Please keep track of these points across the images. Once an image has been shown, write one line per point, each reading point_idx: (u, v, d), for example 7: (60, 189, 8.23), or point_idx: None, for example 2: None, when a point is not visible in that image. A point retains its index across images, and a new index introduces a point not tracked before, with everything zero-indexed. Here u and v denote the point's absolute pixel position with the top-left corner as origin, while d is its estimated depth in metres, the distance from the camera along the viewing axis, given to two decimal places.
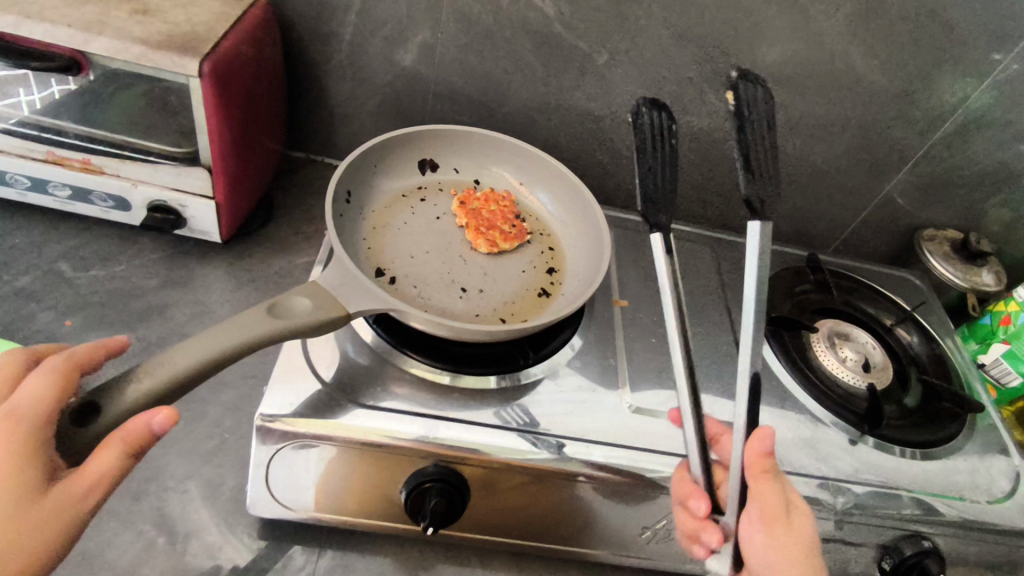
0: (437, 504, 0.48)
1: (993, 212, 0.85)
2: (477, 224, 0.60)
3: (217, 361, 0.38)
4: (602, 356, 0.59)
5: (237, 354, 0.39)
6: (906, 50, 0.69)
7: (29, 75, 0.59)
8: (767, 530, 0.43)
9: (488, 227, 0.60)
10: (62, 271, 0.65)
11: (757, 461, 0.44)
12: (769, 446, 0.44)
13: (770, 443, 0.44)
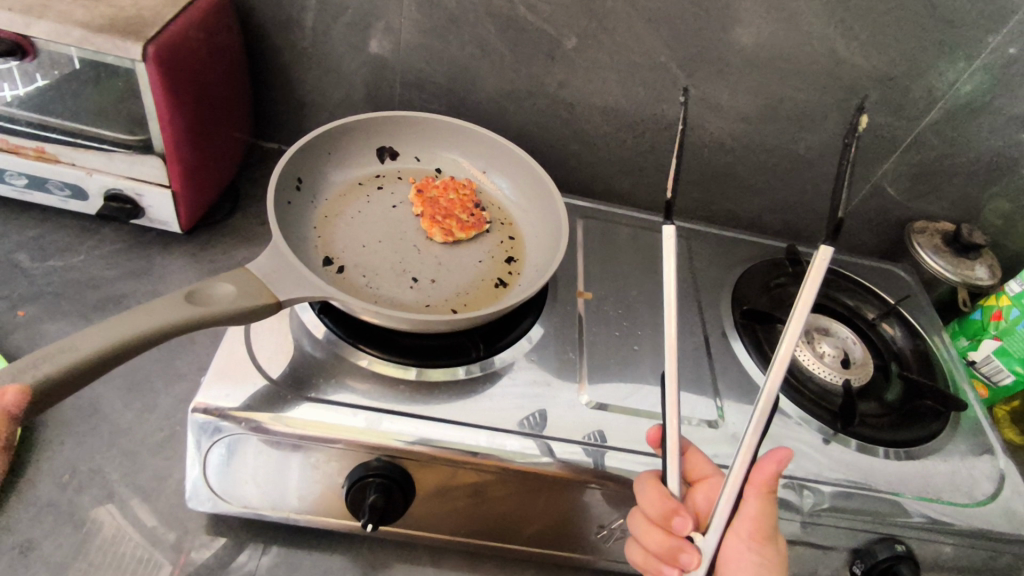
0: (375, 500, 0.46)
1: (986, 202, 0.82)
2: (433, 213, 0.58)
3: (131, 347, 0.36)
4: (560, 351, 0.57)
5: (152, 341, 0.37)
6: (887, 32, 0.66)
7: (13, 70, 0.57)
8: (759, 548, 0.42)
9: (444, 216, 0.58)
10: (19, 261, 0.64)
11: (763, 483, 0.41)
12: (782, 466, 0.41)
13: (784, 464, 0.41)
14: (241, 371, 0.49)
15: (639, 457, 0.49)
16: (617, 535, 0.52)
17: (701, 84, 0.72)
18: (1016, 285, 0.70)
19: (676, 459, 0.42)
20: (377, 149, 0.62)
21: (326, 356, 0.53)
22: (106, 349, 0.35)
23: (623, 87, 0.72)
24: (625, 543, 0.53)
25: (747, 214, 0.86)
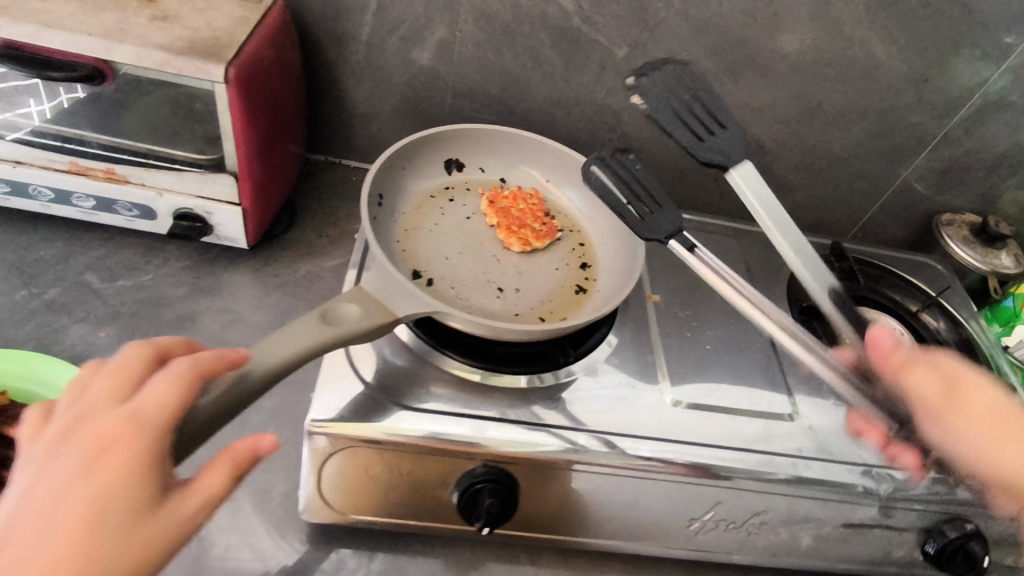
0: (490, 503, 0.48)
1: (1009, 195, 0.86)
2: (508, 223, 0.60)
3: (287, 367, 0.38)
4: (640, 354, 0.60)
5: (303, 360, 0.39)
6: (925, 36, 0.69)
7: (39, 85, 0.59)
8: (955, 419, 0.46)
9: (519, 225, 0.60)
10: (90, 282, 0.64)
11: (885, 357, 0.49)
12: (892, 341, 0.49)
13: (892, 339, 0.49)
14: (341, 379, 0.51)
15: (725, 453, 0.53)
16: (708, 526, 0.54)
17: (745, 89, 0.74)
18: None
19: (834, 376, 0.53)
20: (445, 161, 0.63)
21: (408, 364, 0.55)
22: (278, 365, 0.38)
23: None
24: (716, 534, 0.55)
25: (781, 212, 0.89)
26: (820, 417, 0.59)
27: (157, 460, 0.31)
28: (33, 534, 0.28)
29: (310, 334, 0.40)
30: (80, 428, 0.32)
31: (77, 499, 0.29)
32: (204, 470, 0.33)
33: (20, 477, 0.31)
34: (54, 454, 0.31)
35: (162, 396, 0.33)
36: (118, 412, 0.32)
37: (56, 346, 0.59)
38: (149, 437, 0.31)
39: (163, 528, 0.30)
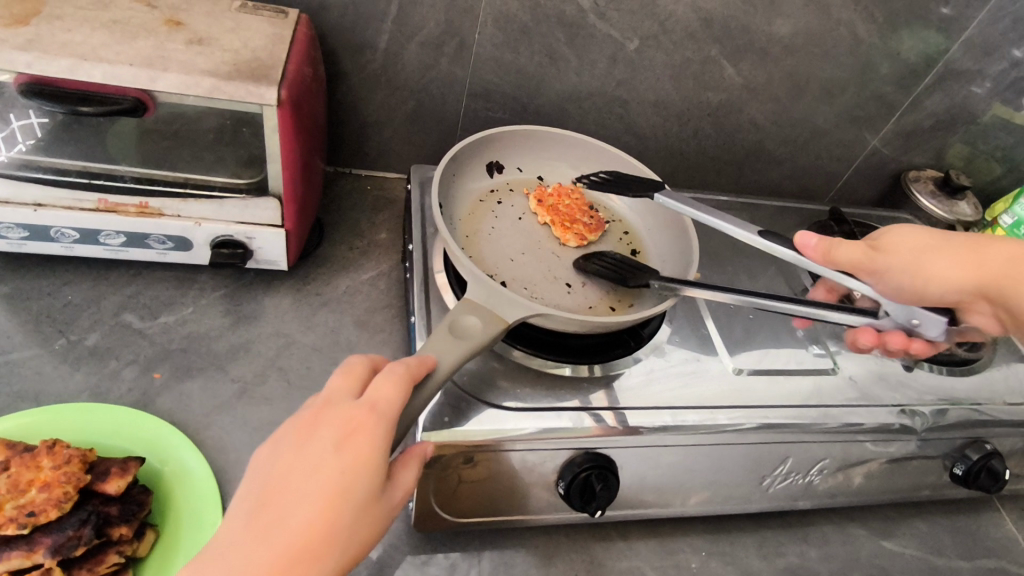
0: (602, 488, 0.51)
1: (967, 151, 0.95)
2: (562, 220, 0.63)
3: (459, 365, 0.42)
4: (695, 329, 0.64)
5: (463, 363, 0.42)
6: (897, 13, 0.76)
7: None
8: (894, 258, 0.53)
9: (571, 221, 0.63)
10: (130, 323, 0.61)
11: (820, 253, 0.55)
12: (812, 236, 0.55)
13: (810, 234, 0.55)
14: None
15: (789, 410, 0.59)
16: (779, 479, 0.60)
17: (743, 72, 0.79)
18: (1008, 217, 0.84)
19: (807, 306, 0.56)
20: (486, 164, 0.66)
21: (479, 364, 0.56)
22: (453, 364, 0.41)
23: (675, 81, 0.78)
24: (786, 485, 0.60)
25: (771, 183, 0.95)
26: (854, 365, 0.66)
27: (387, 451, 0.34)
28: (292, 499, 0.31)
29: (452, 351, 0.42)
30: (319, 408, 0.34)
31: (328, 474, 0.32)
32: (401, 466, 0.37)
33: (267, 444, 0.34)
34: (298, 429, 0.34)
35: (390, 391, 0.35)
36: (353, 400, 0.35)
37: (112, 393, 0.57)
38: (384, 427, 0.34)
39: (381, 510, 0.34)
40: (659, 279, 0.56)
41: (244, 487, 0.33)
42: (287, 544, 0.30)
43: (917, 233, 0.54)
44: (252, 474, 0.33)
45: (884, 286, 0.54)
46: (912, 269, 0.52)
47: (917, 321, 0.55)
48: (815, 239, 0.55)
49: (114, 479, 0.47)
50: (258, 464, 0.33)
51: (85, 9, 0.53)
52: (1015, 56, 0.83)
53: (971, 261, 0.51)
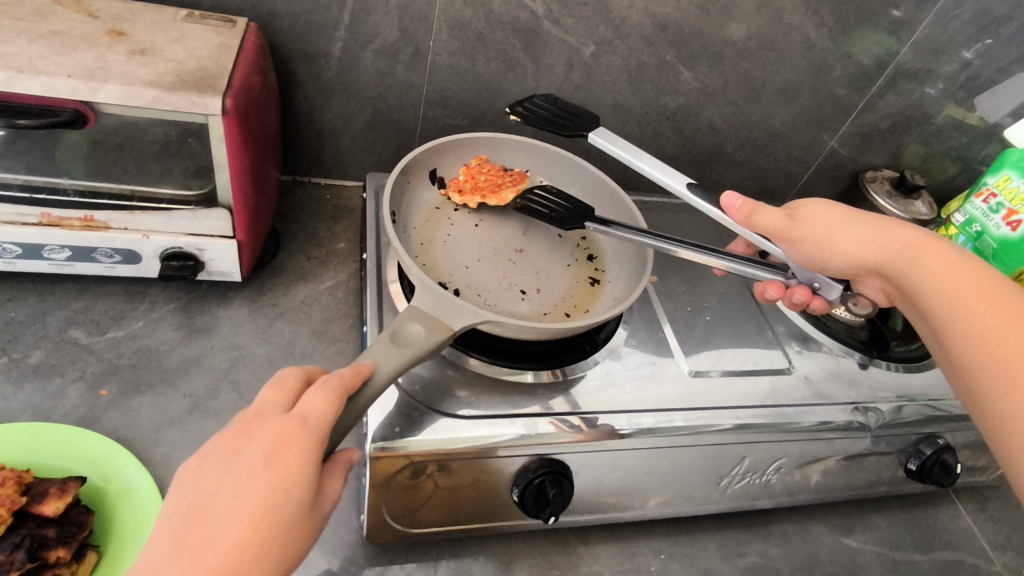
0: (555, 493, 0.51)
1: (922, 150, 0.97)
2: (488, 191, 0.63)
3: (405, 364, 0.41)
4: (652, 333, 0.65)
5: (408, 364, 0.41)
6: (848, 16, 0.78)
7: None
8: (810, 228, 0.54)
9: (496, 184, 0.63)
10: (77, 339, 0.60)
11: (740, 213, 0.55)
12: (736, 196, 0.55)
13: (732, 195, 0.55)
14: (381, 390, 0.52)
15: (745, 410, 0.59)
16: (736, 479, 0.60)
17: (699, 76, 0.80)
18: (959, 215, 0.86)
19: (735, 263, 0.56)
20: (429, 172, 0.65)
21: (432, 371, 0.56)
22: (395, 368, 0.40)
23: (632, 85, 0.79)
24: (743, 485, 0.61)
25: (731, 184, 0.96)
26: (809, 364, 0.67)
27: (318, 464, 0.34)
28: (219, 516, 0.31)
29: (391, 359, 0.41)
30: (249, 423, 0.34)
31: (257, 489, 0.31)
32: (327, 478, 0.36)
33: (192, 463, 0.33)
34: (227, 445, 0.33)
35: (322, 404, 0.35)
36: (284, 414, 0.34)
37: (56, 412, 0.55)
38: (316, 440, 0.34)
39: (309, 527, 0.33)
40: (590, 220, 0.57)
41: (167, 506, 0.32)
42: (213, 565, 0.30)
43: (841, 210, 0.55)
44: (176, 494, 0.32)
45: (795, 254, 0.56)
46: (821, 242, 0.54)
47: (818, 284, 0.58)
48: (739, 200, 0.55)
49: (52, 500, 0.46)
50: (183, 481, 0.33)
51: (23, 20, 0.52)
52: (966, 58, 0.84)
53: (888, 240, 0.52)
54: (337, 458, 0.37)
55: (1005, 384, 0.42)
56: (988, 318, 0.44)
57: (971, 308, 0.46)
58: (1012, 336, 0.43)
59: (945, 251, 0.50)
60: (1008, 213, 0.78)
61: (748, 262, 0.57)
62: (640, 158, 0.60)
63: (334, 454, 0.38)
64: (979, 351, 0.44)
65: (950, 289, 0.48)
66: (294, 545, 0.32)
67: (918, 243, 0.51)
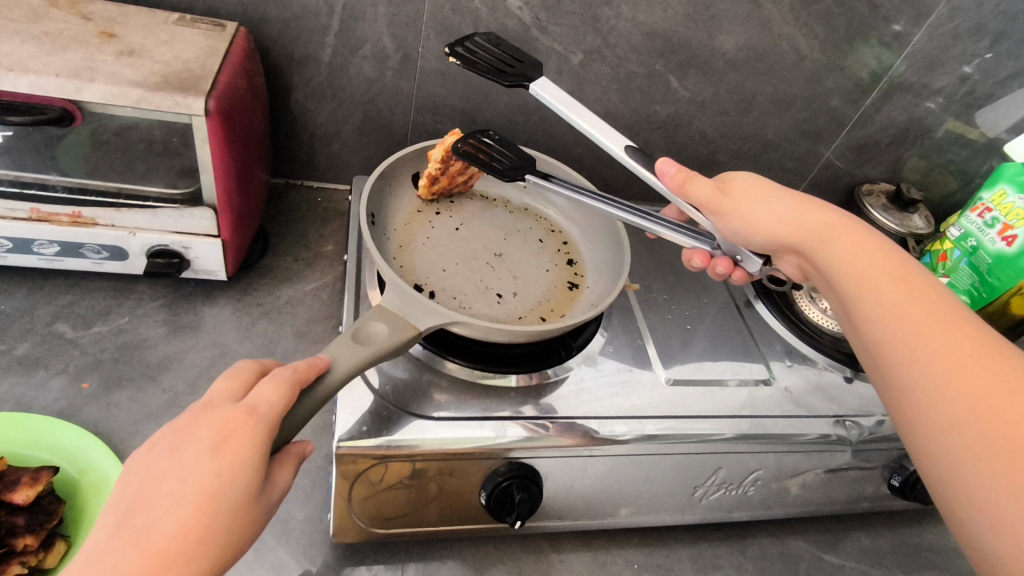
0: (522, 497, 0.51)
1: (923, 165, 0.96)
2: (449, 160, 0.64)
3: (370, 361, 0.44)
4: (631, 341, 0.65)
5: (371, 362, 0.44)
6: (840, 30, 0.77)
7: None
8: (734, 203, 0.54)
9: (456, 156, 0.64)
10: (62, 333, 0.61)
11: (673, 182, 0.55)
12: (671, 164, 0.55)
13: (668, 162, 0.55)
14: (352, 391, 0.52)
15: (721, 420, 0.58)
16: (711, 490, 0.59)
17: (689, 85, 0.80)
18: (955, 229, 0.84)
19: (677, 234, 0.57)
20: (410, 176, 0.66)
21: (409, 373, 0.56)
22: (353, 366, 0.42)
23: (622, 94, 0.79)
24: (719, 496, 0.60)
25: None
26: (793, 377, 0.66)
27: (265, 452, 0.35)
28: (165, 502, 0.32)
29: (350, 356, 0.43)
30: (198, 413, 0.35)
31: (203, 474, 0.33)
32: (276, 468, 0.38)
33: (141, 452, 0.34)
34: (175, 434, 0.34)
35: (273, 395, 0.37)
36: (233, 404, 0.36)
37: (37, 403, 0.56)
38: (263, 428, 0.35)
39: (255, 516, 0.35)
40: (532, 174, 0.59)
41: (114, 495, 0.33)
42: (158, 547, 0.30)
43: (766, 186, 0.55)
44: (124, 483, 0.33)
45: (723, 228, 0.56)
46: (746, 217, 0.54)
47: (740, 256, 0.58)
48: (675, 168, 0.55)
49: (23, 488, 0.47)
50: (131, 471, 0.34)
51: (17, 21, 0.53)
52: (965, 72, 0.82)
53: (808, 217, 0.52)
54: (290, 450, 0.40)
55: (905, 354, 0.43)
56: (892, 293, 0.46)
57: (878, 284, 0.47)
58: (913, 311, 0.44)
59: (858, 231, 0.51)
60: (1003, 227, 0.77)
61: (681, 229, 0.57)
62: (581, 118, 0.58)
63: (285, 447, 0.40)
64: (884, 324, 0.45)
65: (862, 266, 0.48)
66: (239, 532, 0.33)
67: (833, 222, 0.52)
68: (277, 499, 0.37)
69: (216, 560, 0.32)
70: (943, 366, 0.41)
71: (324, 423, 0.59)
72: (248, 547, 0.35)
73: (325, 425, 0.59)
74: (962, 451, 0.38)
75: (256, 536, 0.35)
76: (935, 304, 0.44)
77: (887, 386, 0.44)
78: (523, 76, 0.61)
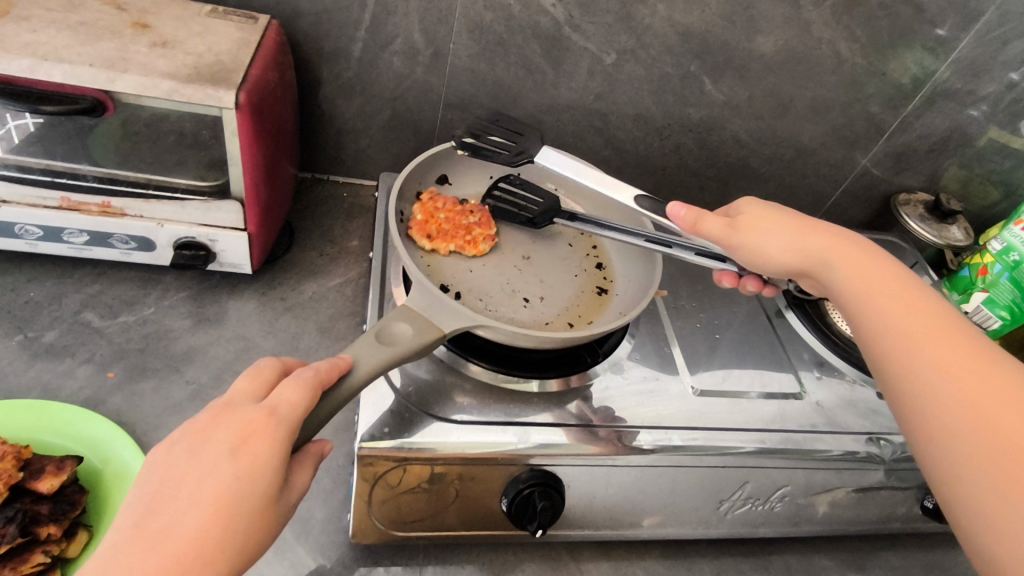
0: (544, 506, 0.50)
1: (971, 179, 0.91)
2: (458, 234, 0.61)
3: (394, 361, 0.43)
4: (657, 347, 0.63)
5: (394, 364, 0.43)
6: (882, 34, 0.74)
7: None
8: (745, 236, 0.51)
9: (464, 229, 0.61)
10: (89, 321, 0.62)
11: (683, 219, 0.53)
12: (679, 207, 0.53)
13: (675, 206, 0.53)
14: (375, 391, 0.52)
15: (750, 434, 0.57)
16: (737, 504, 0.58)
17: (724, 88, 0.78)
18: (997, 242, 0.80)
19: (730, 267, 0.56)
20: (439, 176, 0.67)
21: (432, 374, 0.55)
22: (370, 369, 0.42)
23: (654, 95, 0.77)
24: (745, 511, 0.59)
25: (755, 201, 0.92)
26: (824, 391, 0.64)
27: (284, 457, 0.35)
28: (183, 503, 0.32)
29: (373, 356, 0.42)
30: (218, 413, 0.35)
31: (222, 477, 0.32)
32: (295, 469, 0.38)
33: (161, 449, 0.34)
34: (195, 433, 0.34)
35: (294, 397, 0.36)
36: (254, 405, 0.35)
37: (63, 391, 0.57)
38: (283, 432, 0.35)
39: (273, 518, 0.34)
40: (558, 216, 0.61)
41: (135, 492, 0.33)
42: (175, 551, 0.31)
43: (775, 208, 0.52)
44: (144, 479, 0.33)
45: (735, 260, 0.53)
46: (754, 248, 0.51)
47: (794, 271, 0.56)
48: (682, 210, 0.53)
49: (47, 477, 0.47)
50: (151, 468, 0.34)
51: (53, 10, 0.53)
52: (1012, 79, 0.79)
53: (818, 240, 0.49)
54: (309, 450, 0.39)
55: (926, 384, 0.40)
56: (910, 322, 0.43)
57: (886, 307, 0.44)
58: (928, 342, 0.41)
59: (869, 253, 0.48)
60: None
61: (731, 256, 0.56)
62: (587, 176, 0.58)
63: (305, 446, 0.39)
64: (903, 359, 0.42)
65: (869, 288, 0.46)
66: (257, 535, 0.33)
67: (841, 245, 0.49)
68: (294, 499, 0.37)
69: (233, 562, 0.32)
70: (971, 404, 0.38)
71: (345, 422, 0.58)
72: (265, 548, 0.35)
73: (346, 423, 0.58)
74: (995, 486, 0.35)
75: (272, 538, 0.35)
76: (948, 330, 0.42)
77: (910, 425, 0.41)
78: (524, 151, 0.62)
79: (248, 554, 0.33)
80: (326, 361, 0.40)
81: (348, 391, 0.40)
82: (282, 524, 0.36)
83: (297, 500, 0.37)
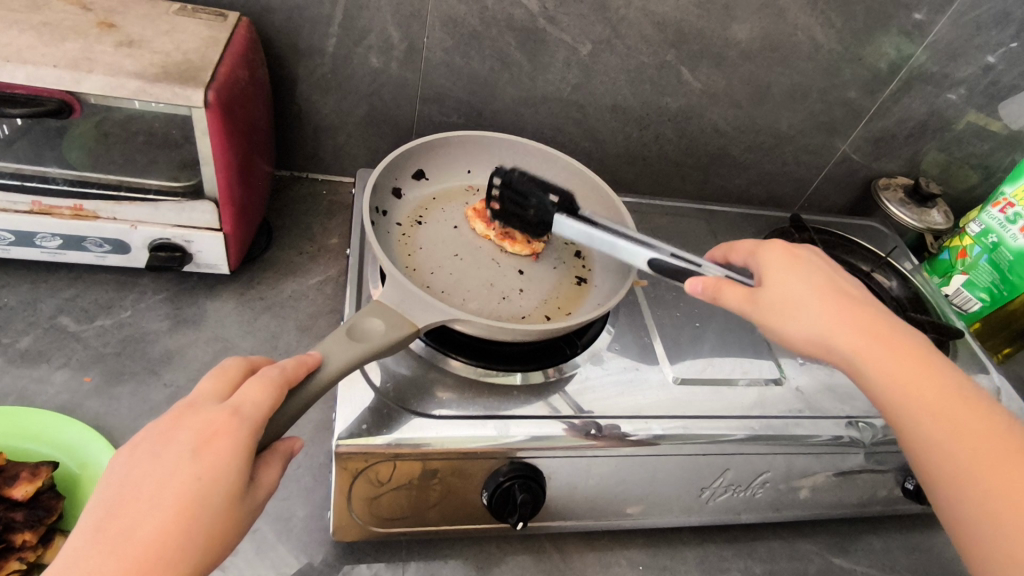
0: (524, 498, 0.50)
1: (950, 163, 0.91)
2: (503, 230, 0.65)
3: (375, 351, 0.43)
4: (637, 338, 0.63)
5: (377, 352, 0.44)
6: (857, 19, 0.74)
7: None
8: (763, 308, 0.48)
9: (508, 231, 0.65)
10: (65, 325, 0.61)
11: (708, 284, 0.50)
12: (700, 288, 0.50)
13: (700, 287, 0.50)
14: (352, 387, 0.51)
15: (731, 421, 0.57)
16: (718, 492, 0.58)
17: (701, 77, 0.77)
18: (975, 225, 0.81)
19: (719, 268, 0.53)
20: (415, 172, 0.67)
21: (412, 370, 0.55)
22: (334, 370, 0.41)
23: (631, 86, 0.77)
24: (726, 498, 0.59)
25: (736, 189, 0.92)
26: (804, 376, 0.64)
27: (247, 457, 0.34)
28: (146, 505, 0.32)
29: (343, 353, 0.42)
30: (182, 414, 0.35)
31: (185, 477, 0.32)
32: (264, 466, 0.38)
33: (124, 451, 0.34)
34: (158, 434, 0.34)
35: (259, 396, 0.36)
36: (218, 405, 0.35)
37: (40, 397, 0.56)
38: (246, 431, 0.35)
39: (239, 516, 0.34)
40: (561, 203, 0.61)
41: (97, 496, 0.33)
42: (136, 553, 0.31)
43: (792, 273, 0.49)
44: (106, 482, 0.33)
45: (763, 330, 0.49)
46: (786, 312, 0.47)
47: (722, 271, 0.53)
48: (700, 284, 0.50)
49: (23, 484, 0.47)
50: (112, 471, 0.34)
51: (17, 11, 0.52)
52: (988, 62, 0.79)
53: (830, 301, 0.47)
54: (278, 448, 0.39)
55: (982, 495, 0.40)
56: (923, 401, 0.43)
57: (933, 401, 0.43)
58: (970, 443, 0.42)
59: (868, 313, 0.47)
60: None
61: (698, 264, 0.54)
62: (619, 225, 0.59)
63: (273, 444, 0.39)
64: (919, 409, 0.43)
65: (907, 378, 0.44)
66: (221, 534, 0.33)
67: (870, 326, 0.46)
68: (262, 496, 0.37)
69: (198, 562, 0.32)
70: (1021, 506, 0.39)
71: (324, 420, 0.59)
72: (233, 548, 0.35)
73: (326, 422, 0.58)
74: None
75: (238, 539, 0.35)
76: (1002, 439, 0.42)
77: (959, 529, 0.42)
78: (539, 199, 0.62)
79: (213, 553, 0.33)
80: (292, 359, 0.39)
81: (319, 389, 0.40)
82: (248, 524, 0.36)
83: (265, 500, 0.37)
